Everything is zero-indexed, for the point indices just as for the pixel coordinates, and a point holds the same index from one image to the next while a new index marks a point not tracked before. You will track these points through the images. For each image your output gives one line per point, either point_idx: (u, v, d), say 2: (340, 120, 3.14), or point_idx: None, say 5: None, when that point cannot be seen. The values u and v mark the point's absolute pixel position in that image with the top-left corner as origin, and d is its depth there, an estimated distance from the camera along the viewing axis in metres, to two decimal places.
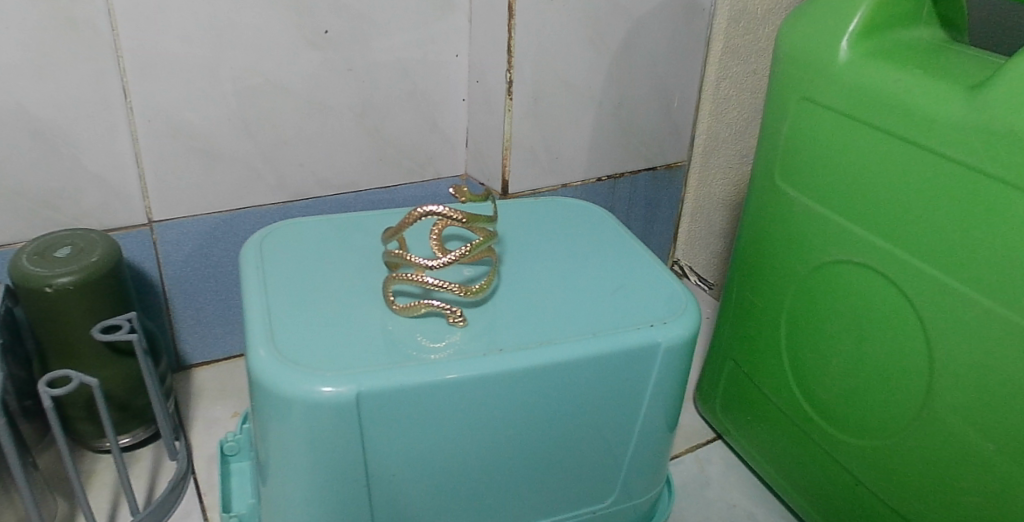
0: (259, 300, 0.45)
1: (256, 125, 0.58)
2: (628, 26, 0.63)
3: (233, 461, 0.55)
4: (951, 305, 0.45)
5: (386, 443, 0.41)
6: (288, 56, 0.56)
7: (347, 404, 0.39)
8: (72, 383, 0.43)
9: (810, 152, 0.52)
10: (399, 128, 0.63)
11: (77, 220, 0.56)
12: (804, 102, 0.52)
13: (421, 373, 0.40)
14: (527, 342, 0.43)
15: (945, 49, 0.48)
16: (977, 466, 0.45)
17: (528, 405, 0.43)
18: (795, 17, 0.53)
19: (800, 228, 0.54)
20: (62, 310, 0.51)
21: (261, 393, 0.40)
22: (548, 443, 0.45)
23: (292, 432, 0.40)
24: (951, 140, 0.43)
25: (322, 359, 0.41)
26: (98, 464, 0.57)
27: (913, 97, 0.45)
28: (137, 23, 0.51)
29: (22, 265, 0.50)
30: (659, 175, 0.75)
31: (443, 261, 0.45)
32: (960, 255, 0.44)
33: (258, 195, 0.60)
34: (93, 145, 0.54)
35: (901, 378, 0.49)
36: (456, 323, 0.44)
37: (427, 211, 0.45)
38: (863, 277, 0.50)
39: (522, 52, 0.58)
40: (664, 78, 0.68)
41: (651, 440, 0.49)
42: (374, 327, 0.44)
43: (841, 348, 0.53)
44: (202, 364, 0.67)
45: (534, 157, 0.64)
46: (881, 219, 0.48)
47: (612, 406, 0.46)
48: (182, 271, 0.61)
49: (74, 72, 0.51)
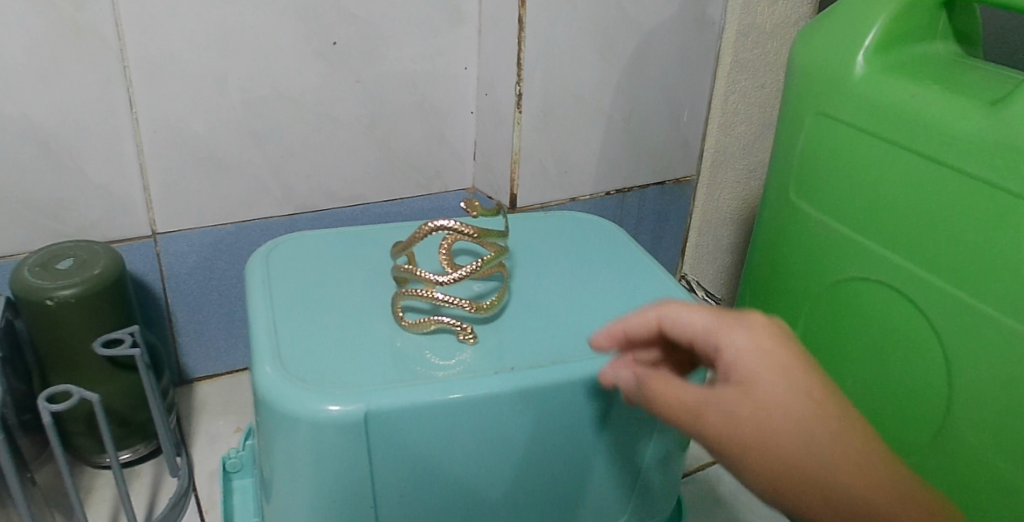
0: (265, 314, 0.44)
1: (262, 136, 0.57)
2: (639, 39, 0.62)
3: (236, 478, 0.54)
4: (973, 324, 0.44)
5: (394, 462, 0.40)
6: (295, 67, 0.56)
7: (355, 423, 0.38)
8: (71, 399, 0.43)
9: (825, 168, 0.52)
10: (407, 139, 0.62)
11: (79, 231, 0.55)
12: (819, 117, 0.51)
13: (431, 391, 0.40)
14: (538, 362, 0.42)
15: (961, 65, 0.47)
16: (999, 488, 0.44)
17: (541, 424, 0.42)
18: (809, 32, 0.52)
19: (816, 246, 0.53)
20: (64, 323, 0.50)
21: (267, 411, 0.40)
22: (559, 463, 0.44)
23: (298, 451, 0.39)
24: (971, 156, 0.43)
25: (329, 376, 0.40)
26: (97, 481, 0.55)
27: (932, 112, 0.45)
28: (142, 32, 0.50)
29: (24, 277, 0.49)
30: (668, 189, 0.74)
31: (453, 277, 0.44)
32: (980, 272, 0.43)
33: (264, 207, 0.60)
34: (98, 156, 0.53)
35: (922, 399, 0.48)
36: (467, 340, 0.43)
37: (437, 226, 0.45)
38: (880, 295, 0.49)
39: (531, 64, 0.57)
40: (675, 91, 0.68)
41: (664, 458, 0.48)
42: (383, 343, 0.43)
43: (858, 368, 0.52)
44: (203, 378, 0.66)
45: (543, 170, 0.63)
46: (899, 236, 0.47)
47: (625, 424, 0.45)
48: (184, 284, 0.60)
49: (81, 82, 0.50)
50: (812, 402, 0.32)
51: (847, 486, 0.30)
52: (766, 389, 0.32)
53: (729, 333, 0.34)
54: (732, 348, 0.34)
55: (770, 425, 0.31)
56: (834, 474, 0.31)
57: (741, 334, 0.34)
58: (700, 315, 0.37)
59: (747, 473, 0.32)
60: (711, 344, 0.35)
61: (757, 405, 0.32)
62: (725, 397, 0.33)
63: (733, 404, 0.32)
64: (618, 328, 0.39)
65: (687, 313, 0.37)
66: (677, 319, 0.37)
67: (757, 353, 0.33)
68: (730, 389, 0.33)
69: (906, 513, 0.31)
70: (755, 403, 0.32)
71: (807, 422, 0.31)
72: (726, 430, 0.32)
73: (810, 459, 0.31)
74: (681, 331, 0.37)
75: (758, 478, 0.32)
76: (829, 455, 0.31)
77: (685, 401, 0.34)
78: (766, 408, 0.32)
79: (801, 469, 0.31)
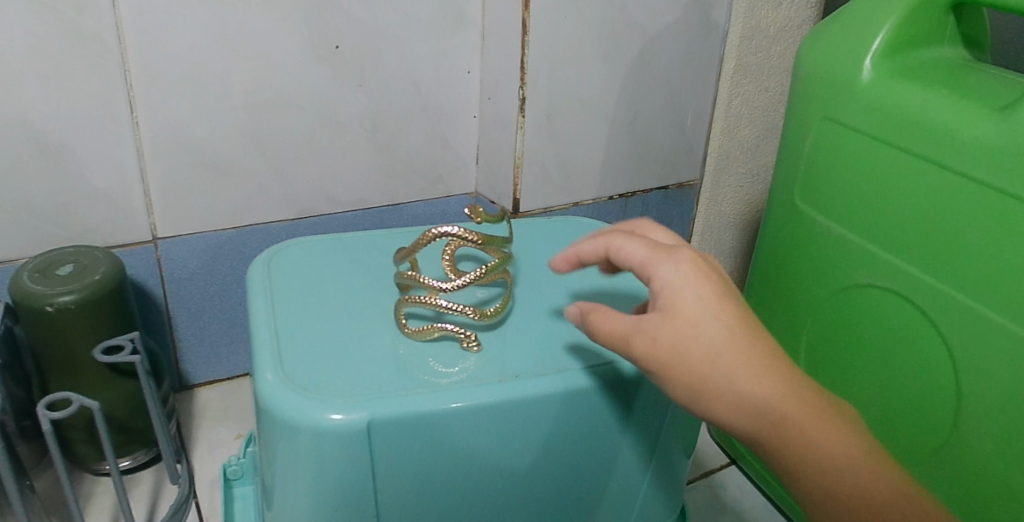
0: (267, 321, 0.44)
1: (264, 141, 0.57)
2: (643, 43, 0.62)
3: (237, 485, 0.54)
4: (982, 333, 0.43)
5: (396, 471, 0.40)
6: (297, 71, 0.55)
7: (357, 432, 0.38)
8: (71, 407, 0.42)
9: (831, 174, 0.51)
10: (410, 144, 0.62)
11: (79, 236, 0.54)
12: (825, 122, 0.51)
13: (435, 399, 0.39)
14: (542, 370, 0.42)
15: (970, 70, 0.47)
16: (1005, 496, 0.44)
17: (545, 432, 0.42)
18: (815, 36, 0.52)
19: (822, 253, 0.53)
20: (63, 330, 0.49)
21: (268, 420, 0.39)
22: (565, 470, 0.44)
23: (299, 460, 0.39)
24: (980, 162, 0.42)
25: (331, 385, 0.39)
26: (96, 488, 0.55)
27: (940, 117, 0.44)
28: (143, 36, 0.50)
29: (23, 283, 0.49)
30: (671, 193, 0.73)
31: (458, 283, 0.44)
32: (989, 280, 0.42)
33: (265, 212, 0.59)
34: (98, 161, 0.52)
35: (930, 407, 0.47)
36: (471, 348, 0.43)
37: (440, 232, 0.44)
38: (886, 301, 0.49)
39: (535, 68, 0.57)
40: (679, 95, 0.67)
41: (670, 464, 0.47)
42: (386, 350, 0.43)
43: (863, 375, 0.51)
44: (203, 384, 0.65)
45: (546, 175, 0.63)
46: (907, 242, 0.47)
47: (629, 432, 0.44)
48: (185, 289, 0.60)
49: (81, 86, 0.50)
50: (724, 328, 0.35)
51: (754, 402, 0.35)
52: (689, 321, 0.35)
53: (661, 266, 0.37)
54: (662, 282, 0.36)
55: (691, 351, 0.35)
56: (745, 393, 0.35)
57: (671, 267, 0.36)
58: (637, 245, 0.38)
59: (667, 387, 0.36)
60: (646, 273, 0.37)
61: (683, 336, 0.35)
62: (653, 324, 0.36)
63: (658, 330, 0.36)
64: (573, 253, 0.40)
65: (631, 241, 0.38)
66: (624, 247, 0.38)
67: (686, 288, 0.36)
68: (658, 318, 0.36)
69: (805, 420, 0.35)
70: (679, 331, 0.35)
71: (723, 347, 0.35)
72: (651, 354, 0.36)
73: (723, 380, 0.35)
74: (626, 259, 0.38)
75: (676, 393, 0.36)
76: (741, 377, 0.35)
77: (618, 329, 0.37)
78: (689, 335, 0.35)
79: (715, 388, 0.35)
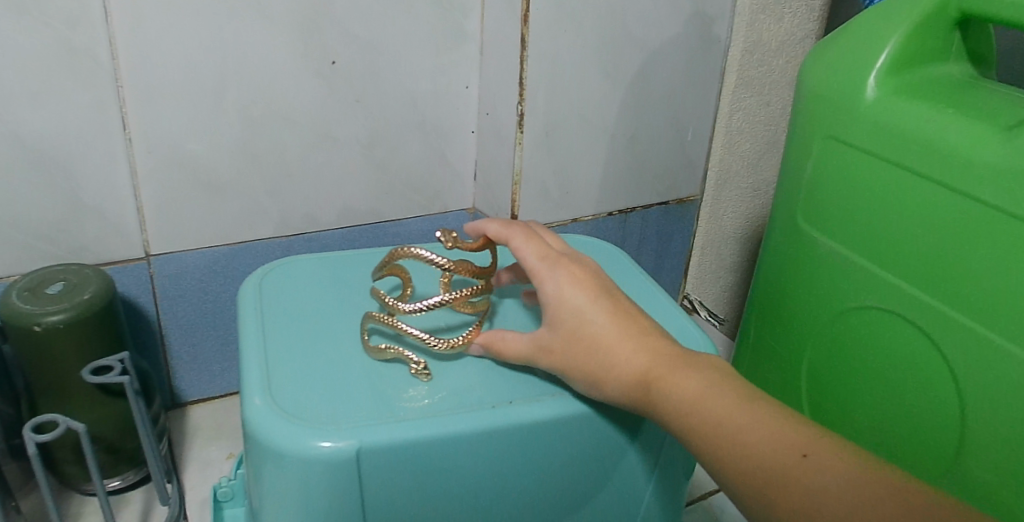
0: (257, 342, 0.43)
1: (259, 157, 0.56)
2: (644, 58, 0.61)
3: (227, 507, 0.53)
4: (988, 356, 0.42)
5: (386, 497, 0.39)
6: (293, 85, 0.55)
7: (347, 460, 0.37)
8: (58, 429, 0.41)
9: (833, 194, 0.50)
10: (407, 159, 0.61)
11: (72, 254, 0.54)
12: (828, 141, 0.50)
13: (426, 425, 0.38)
14: (536, 395, 0.41)
15: (976, 87, 0.46)
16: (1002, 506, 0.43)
17: (542, 458, 0.41)
18: (818, 53, 0.51)
19: (824, 274, 0.52)
20: (51, 349, 0.48)
21: (256, 445, 0.38)
22: (562, 493, 0.43)
23: (288, 486, 0.38)
24: (984, 182, 0.42)
25: (319, 411, 0.38)
26: (85, 508, 0.54)
27: (944, 137, 0.44)
28: (138, 52, 0.49)
29: (13, 301, 0.48)
30: (671, 209, 0.72)
31: (417, 307, 0.43)
32: (992, 303, 0.42)
33: (260, 229, 0.59)
34: (92, 178, 0.52)
35: (933, 429, 0.46)
36: (419, 375, 0.42)
37: (413, 251, 0.44)
38: (888, 325, 0.48)
39: (534, 85, 0.56)
40: (681, 110, 0.66)
41: (673, 491, 0.46)
42: (378, 374, 0.42)
43: (864, 394, 0.50)
44: (196, 402, 0.64)
45: (544, 192, 0.62)
46: (910, 264, 0.46)
47: (627, 456, 0.44)
48: (178, 307, 0.59)
49: (74, 103, 0.49)
50: (603, 318, 0.40)
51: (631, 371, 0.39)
52: (570, 320, 0.40)
53: (545, 278, 0.42)
54: (548, 293, 0.41)
55: (582, 337, 0.40)
56: (622, 364, 0.39)
57: (552, 281, 0.41)
58: (529, 249, 0.43)
59: (571, 376, 0.40)
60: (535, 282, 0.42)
61: (567, 328, 0.40)
62: (547, 332, 0.41)
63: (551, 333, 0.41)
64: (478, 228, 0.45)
65: (523, 247, 0.43)
66: (517, 253, 0.43)
67: (562, 296, 0.41)
68: (552, 325, 0.41)
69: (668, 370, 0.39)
70: (564, 323, 0.40)
71: (597, 327, 0.40)
72: (553, 361, 0.41)
73: (609, 352, 0.40)
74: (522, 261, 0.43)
75: (579, 384, 0.40)
76: (620, 350, 0.39)
77: (523, 345, 0.42)
78: (574, 323, 0.40)
79: (601, 363, 0.39)
